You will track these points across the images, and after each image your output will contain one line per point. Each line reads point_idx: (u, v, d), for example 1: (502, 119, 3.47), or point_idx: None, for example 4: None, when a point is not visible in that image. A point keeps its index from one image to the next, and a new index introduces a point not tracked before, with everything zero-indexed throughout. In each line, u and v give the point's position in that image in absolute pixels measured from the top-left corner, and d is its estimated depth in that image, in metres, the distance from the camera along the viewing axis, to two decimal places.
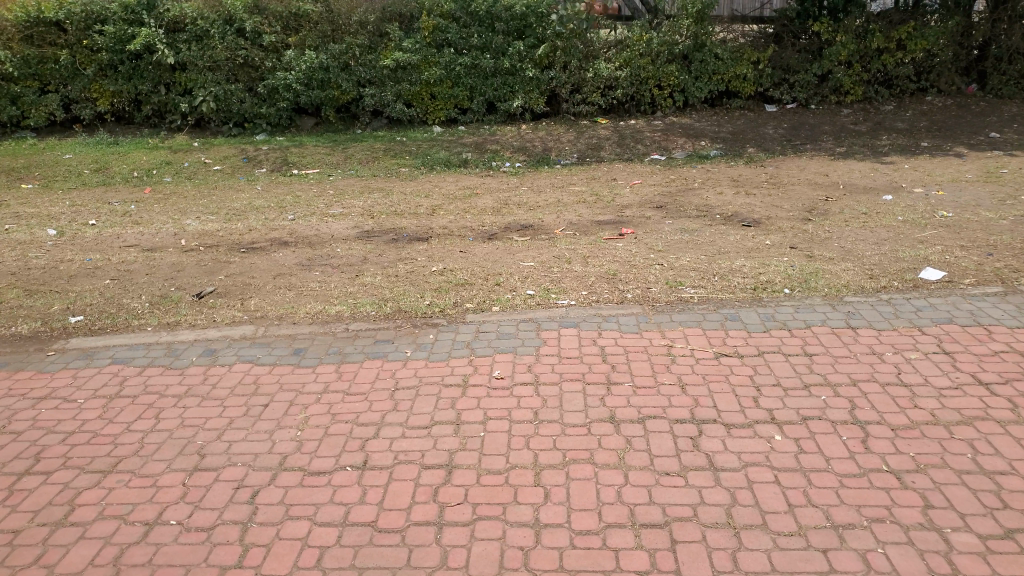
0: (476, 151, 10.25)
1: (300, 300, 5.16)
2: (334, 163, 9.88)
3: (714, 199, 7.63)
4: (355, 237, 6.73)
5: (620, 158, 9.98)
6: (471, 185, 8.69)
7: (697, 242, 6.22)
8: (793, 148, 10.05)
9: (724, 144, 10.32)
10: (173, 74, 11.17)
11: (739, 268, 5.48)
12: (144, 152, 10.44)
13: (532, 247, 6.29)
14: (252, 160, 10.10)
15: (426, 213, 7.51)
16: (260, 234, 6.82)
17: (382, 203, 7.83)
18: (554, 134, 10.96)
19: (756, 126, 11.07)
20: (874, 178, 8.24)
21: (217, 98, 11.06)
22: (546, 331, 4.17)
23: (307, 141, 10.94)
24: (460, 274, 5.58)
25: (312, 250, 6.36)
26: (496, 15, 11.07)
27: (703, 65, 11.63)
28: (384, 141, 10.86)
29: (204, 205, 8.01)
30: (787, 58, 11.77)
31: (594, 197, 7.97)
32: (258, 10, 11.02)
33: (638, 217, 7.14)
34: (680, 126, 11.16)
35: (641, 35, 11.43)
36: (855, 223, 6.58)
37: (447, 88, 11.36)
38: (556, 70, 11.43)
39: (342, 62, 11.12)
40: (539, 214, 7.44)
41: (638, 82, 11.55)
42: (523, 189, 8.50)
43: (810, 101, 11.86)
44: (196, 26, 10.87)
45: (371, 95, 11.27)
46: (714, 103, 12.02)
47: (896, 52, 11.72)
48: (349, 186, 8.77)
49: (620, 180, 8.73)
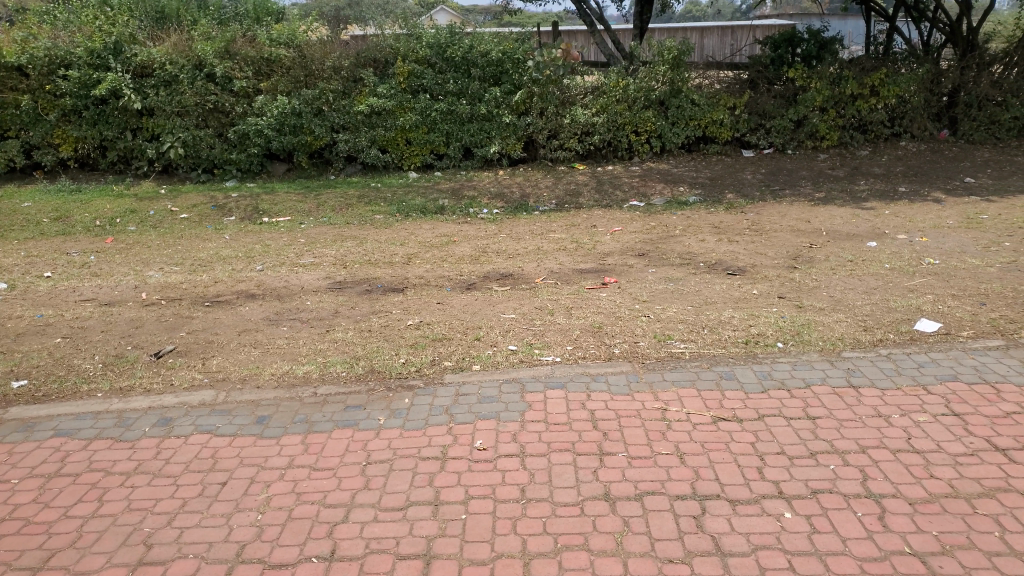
0: (452, 198, 10.04)
1: (266, 359, 4.85)
2: (306, 211, 9.61)
3: (696, 246, 7.48)
4: (328, 288, 6.44)
5: (599, 204, 9.84)
6: (448, 232, 8.47)
7: (683, 293, 6.02)
8: (772, 194, 10.00)
9: (702, 190, 10.24)
10: (140, 119, 10.89)
11: (728, 321, 5.29)
12: (108, 200, 10.09)
13: (513, 298, 6.05)
14: (221, 208, 9.79)
15: (401, 261, 7.26)
16: (227, 286, 6.51)
17: (356, 252, 7.56)
18: (531, 180, 10.81)
19: (733, 171, 11.05)
20: (856, 224, 8.17)
21: (184, 144, 10.79)
22: (530, 393, 3.88)
23: (278, 187, 10.67)
24: (437, 327, 5.30)
25: (281, 303, 6.06)
26: (472, 62, 11.08)
27: (679, 111, 11.62)
28: (358, 187, 10.63)
29: (168, 255, 7.68)
30: (763, 103, 11.83)
31: (573, 245, 7.78)
32: (229, 54, 10.86)
33: (620, 266, 6.95)
34: (657, 172, 11.08)
35: (618, 81, 11.41)
36: (841, 271, 6.46)
37: (423, 134, 11.21)
38: (533, 116, 11.35)
39: (315, 108, 10.94)
40: (518, 262, 7.22)
41: (615, 128, 11.49)
42: (501, 236, 8.29)
43: (787, 146, 11.86)
44: (164, 71, 10.63)
45: (345, 141, 11.09)
46: (691, 148, 11.99)
47: (870, 97, 11.82)
48: (321, 234, 8.49)
49: (600, 226, 8.56)
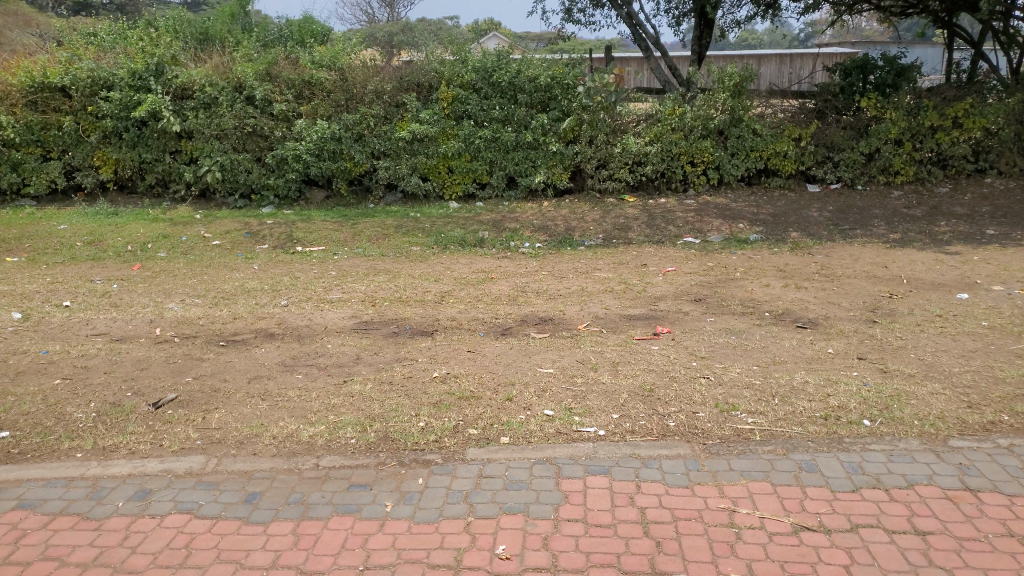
0: (492, 230, 9.52)
1: (272, 415, 4.31)
2: (342, 240, 9.22)
3: (759, 293, 6.78)
4: (352, 329, 5.92)
5: (650, 239, 9.19)
6: (486, 268, 7.92)
7: (746, 351, 5.34)
8: (841, 234, 9.25)
9: (764, 228, 9.52)
10: (180, 141, 10.69)
11: (806, 390, 4.57)
12: (143, 225, 9.81)
13: (556, 347, 5.46)
14: (255, 235, 9.44)
15: (434, 300, 6.72)
16: (247, 323, 6.06)
17: (386, 289, 7.05)
18: (578, 213, 10.20)
19: (796, 208, 10.29)
20: (941, 272, 7.41)
21: (223, 168, 10.54)
22: (567, 479, 3.26)
23: (315, 215, 10.28)
24: (463, 383, 4.68)
25: (299, 345, 5.54)
26: (520, 87, 10.62)
27: (740, 142, 10.94)
28: (397, 217, 10.16)
29: (191, 285, 7.29)
30: (832, 134, 11.08)
31: (621, 286, 7.14)
32: (270, 77, 10.63)
33: (674, 312, 6.30)
34: (714, 207, 10.38)
35: (674, 109, 10.80)
36: (930, 328, 5.71)
37: (465, 162, 10.77)
38: (580, 144, 10.80)
39: (356, 133, 10.59)
40: (559, 304, 6.60)
41: (669, 158, 10.85)
42: (544, 273, 7.70)
43: (857, 181, 11.12)
44: (204, 93, 10.45)
45: (385, 168, 10.68)
46: (750, 181, 11.32)
47: (951, 130, 11.04)
48: (354, 267, 8.02)
49: (652, 265, 7.91)
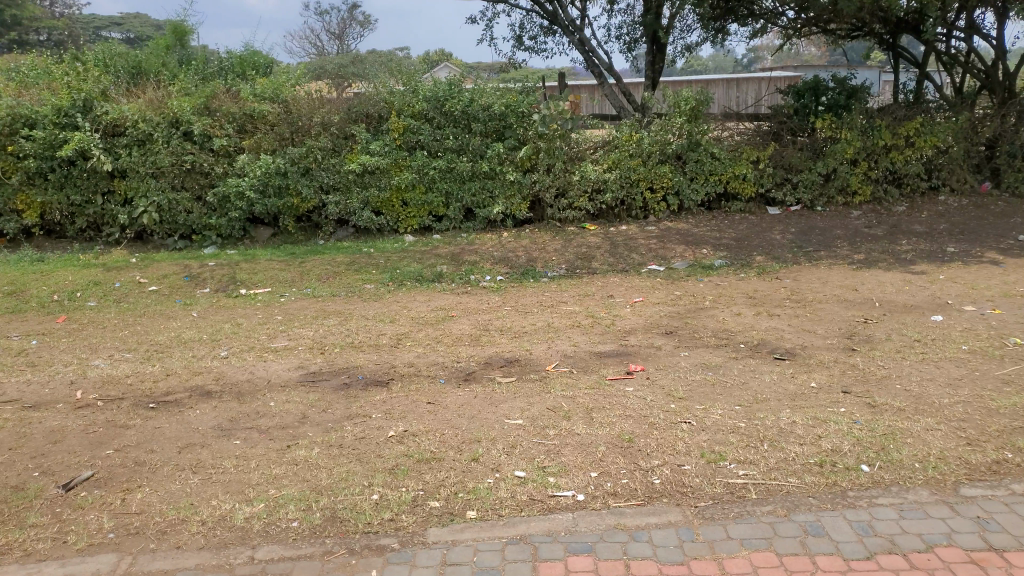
0: (450, 263, 9.09)
1: (204, 491, 3.78)
2: (289, 279, 8.72)
3: (732, 323, 6.47)
4: (299, 382, 5.40)
5: (613, 269, 8.90)
6: (444, 305, 7.46)
7: (725, 388, 4.97)
8: (806, 257, 9.07)
9: (728, 253, 9.30)
10: (111, 181, 10.04)
11: (797, 433, 4.15)
12: (72, 271, 9.13)
13: (524, 392, 5.01)
14: (195, 279, 8.84)
15: (390, 343, 6.23)
16: (181, 380, 5.50)
17: (335, 333, 6.53)
18: (538, 243, 9.85)
19: (758, 231, 10.11)
20: (911, 293, 7.21)
21: (160, 208, 9.93)
22: (546, 563, 2.95)
23: (261, 254, 9.71)
24: (422, 442, 4.20)
25: (237, 404, 5.00)
26: (473, 115, 10.28)
27: (698, 166, 10.77)
28: (348, 253, 9.66)
29: (122, 337, 6.68)
30: (790, 156, 10.95)
31: (588, 320, 6.75)
32: (209, 111, 10.13)
33: (645, 347, 5.94)
34: (675, 232, 10.13)
35: (630, 135, 10.58)
36: (910, 356, 5.43)
37: (420, 194, 10.33)
38: (539, 173, 10.48)
39: (302, 167, 10.08)
40: (523, 343, 6.18)
41: (628, 185, 10.59)
42: (505, 309, 7.28)
43: (816, 203, 11.03)
44: (136, 129, 9.83)
45: (335, 203, 10.19)
46: (710, 206, 11.12)
47: (904, 149, 11.04)
48: (301, 310, 7.48)
49: (617, 296, 7.55)
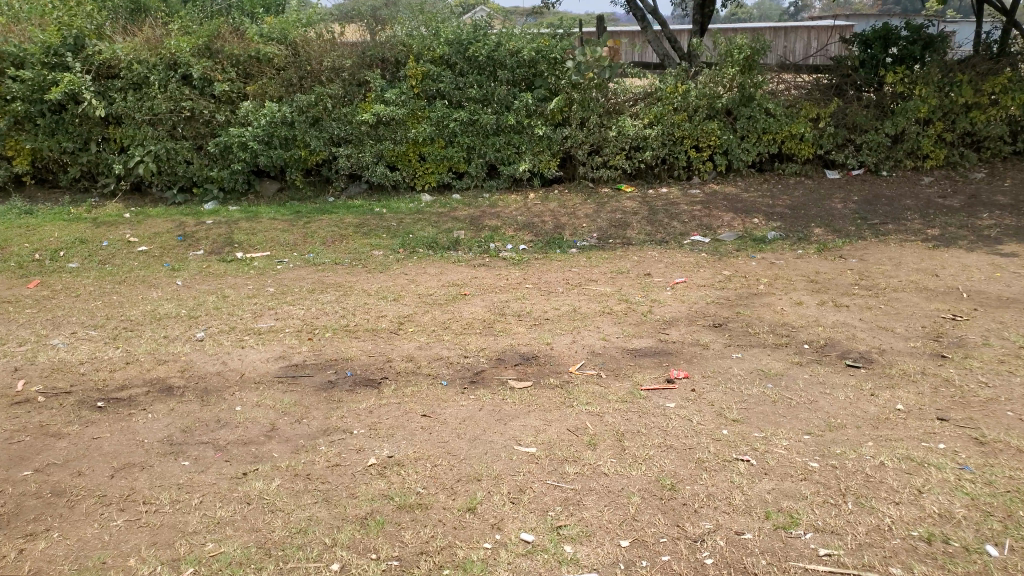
0: (469, 228, 8.19)
1: (124, 542, 2.94)
2: (291, 242, 7.93)
3: (791, 316, 5.48)
4: (275, 377, 4.59)
5: (651, 239, 7.92)
6: (456, 280, 6.56)
7: (789, 410, 4.01)
8: (872, 230, 7.99)
9: (782, 223, 8.23)
10: (107, 128, 9.21)
11: (890, 484, 3.25)
12: (60, 225, 8.35)
13: (540, 406, 4.07)
14: (189, 238, 8.05)
15: (389, 329, 5.36)
16: (140, 370, 4.67)
17: (326, 313, 5.69)
18: (568, 206, 8.87)
19: (817, 198, 8.98)
20: (1007, 282, 6.12)
21: (157, 158, 9.10)
22: None
23: (263, 212, 8.89)
24: (408, 477, 3.35)
25: (199, 407, 4.20)
26: (499, 61, 9.22)
27: (751, 123, 9.58)
28: (358, 213, 8.80)
29: (90, 310, 5.89)
30: (854, 113, 9.75)
31: (621, 306, 5.77)
32: (209, 53, 9.18)
33: (689, 345, 4.99)
34: (723, 197, 9.04)
35: (675, 87, 9.44)
36: (1018, 371, 4.44)
37: (439, 149, 9.37)
38: (571, 127, 9.42)
39: (311, 116, 9.15)
40: (543, 333, 5.26)
41: (671, 143, 9.50)
42: (526, 287, 6.36)
43: (881, 167, 9.79)
44: (131, 72, 8.98)
45: (346, 156, 9.26)
46: (762, 167, 9.95)
47: (987, 108, 9.80)
48: (296, 281, 6.62)
49: (657, 275, 6.57)
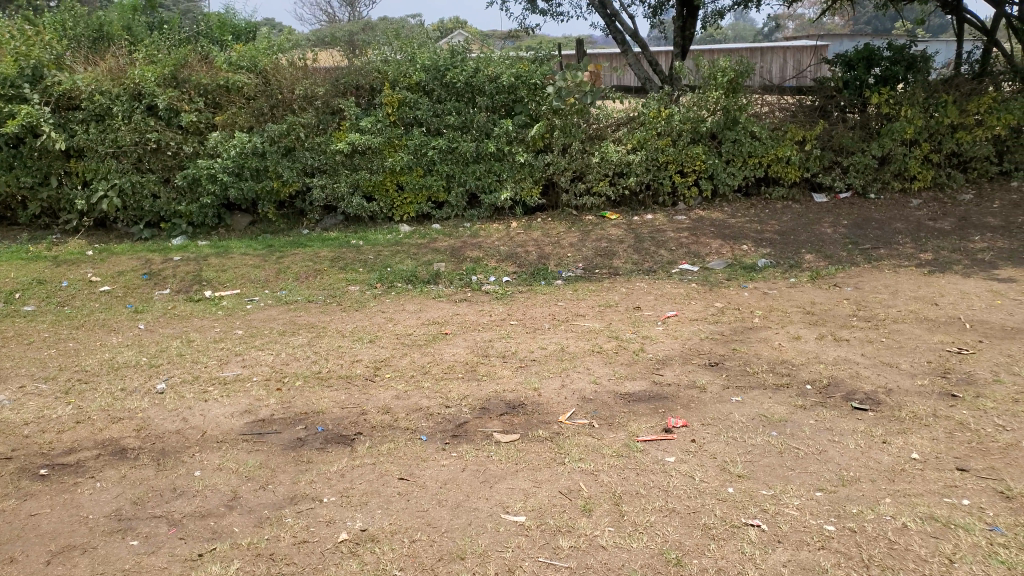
0: (449, 260, 7.88)
1: None
2: (263, 279, 7.58)
3: (791, 353, 5.20)
4: (239, 437, 4.23)
5: (638, 268, 7.65)
6: (436, 318, 6.23)
7: (798, 462, 3.69)
8: (864, 256, 7.77)
9: (773, 250, 7.99)
10: (68, 162, 8.84)
11: (918, 553, 2.95)
12: (18, 265, 7.94)
13: (530, 465, 3.73)
14: (155, 276, 7.68)
15: (365, 375, 5.02)
16: (91, 431, 4.31)
17: (298, 359, 5.35)
18: (552, 235, 8.59)
19: (806, 223, 8.76)
20: (1009, 310, 5.89)
21: (121, 192, 8.74)
22: None
23: (234, 246, 8.53)
24: (383, 557, 3.07)
25: (153, 473, 3.83)
26: (478, 87, 8.98)
27: (736, 146, 9.39)
28: (333, 246, 8.46)
29: (42, 360, 5.49)
30: (840, 136, 9.59)
31: (611, 344, 5.44)
32: (176, 82, 8.85)
33: (685, 389, 4.68)
34: (710, 223, 8.81)
35: (659, 111, 9.23)
36: None
37: (417, 178, 9.07)
38: (553, 153, 9.17)
39: (283, 146, 8.83)
40: (530, 376, 4.91)
41: (655, 168, 9.28)
42: (511, 324, 6.04)
43: (868, 189, 9.64)
44: (92, 103, 8.64)
45: (320, 187, 8.95)
46: (748, 191, 9.75)
47: (973, 128, 9.67)
48: (267, 323, 6.27)
49: (647, 308, 6.28)
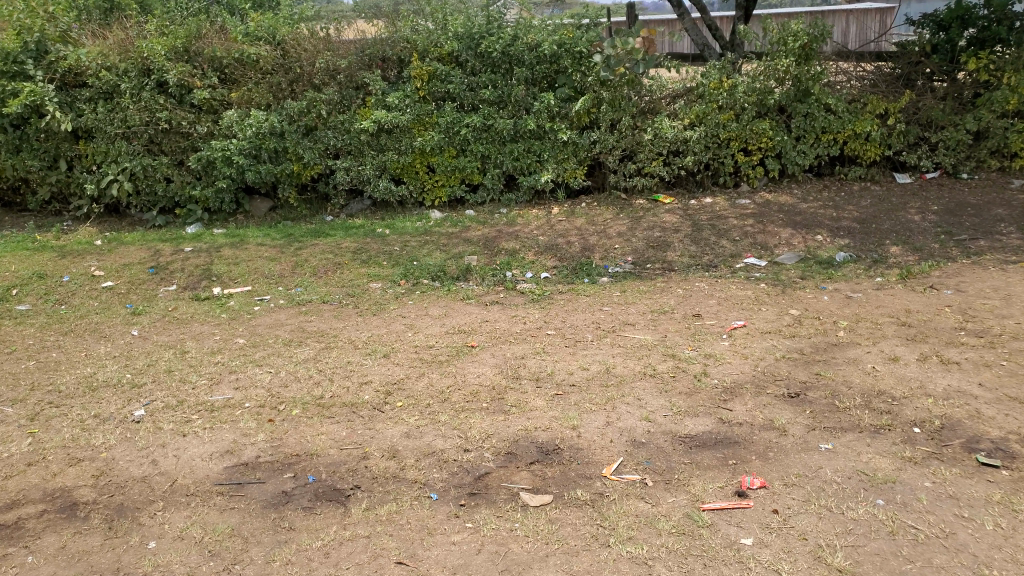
0: (483, 252, 7.05)
1: None
2: (276, 274, 6.87)
3: (889, 381, 4.23)
4: (214, 488, 3.48)
5: (697, 263, 6.71)
6: (463, 325, 5.42)
7: (917, 551, 2.89)
8: (962, 248, 6.70)
9: (852, 241, 6.97)
10: (77, 144, 8.24)
11: None
12: (21, 256, 7.39)
13: (563, 545, 2.99)
14: (163, 270, 7.04)
15: (374, 402, 4.27)
16: (44, 476, 3.58)
17: (297, 381, 4.63)
18: (597, 222, 7.70)
19: (889, 208, 7.68)
20: None
21: (133, 177, 8.12)
22: None
23: (251, 235, 7.84)
24: None
25: (99, 543, 3.11)
26: (517, 58, 8.04)
27: (807, 121, 8.30)
28: (357, 235, 7.70)
29: (17, 375, 4.84)
30: (929, 108, 8.45)
31: (668, 366, 4.55)
32: (188, 56, 8.15)
33: (759, 432, 3.79)
34: (777, 208, 7.80)
35: (720, 81, 8.19)
36: None
37: (450, 158, 8.24)
38: (600, 130, 8.22)
39: (304, 126, 8.07)
40: (568, 410, 4.05)
41: (715, 146, 8.27)
42: (548, 335, 5.19)
43: (960, 168, 8.51)
44: (100, 81, 8.00)
45: (345, 170, 8.18)
46: (821, 172, 8.67)
47: None
48: (273, 329, 5.56)
49: (709, 316, 5.38)
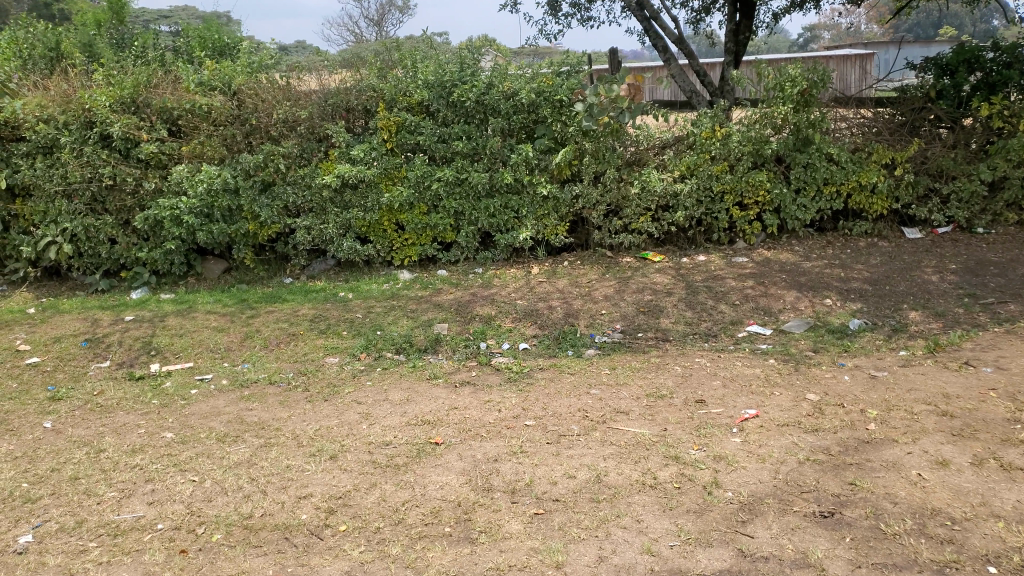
0: (456, 320, 6.30)
1: None
2: (223, 347, 6.08)
3: (941, 495, 3.46)
4: None
5: (695, 332, 5.99)
6: (426, 415, 4.62)
7: None
8: (990, 314, 6.02)
9: (865, 305, 6.28)
10: (13, 203, 7.50)
11: None
12: None
13: None
14: (97, 343, 6.25)
15: (313, 525, 3.49)
16: None
17: (223, 494, 3.82)
18: (582, 284, 7.00)
19: (902, 267, 7.03)
20: None
21: (75, 238, 7.38)
22: None
23: (201, 301, 7.09)
24: None
25: None
26: (492, 107, 7.41)
27: (807, 173, 7.68)
28: (317, 300, 6.96)
29: None
30: (938, 158, 7.85)
31: (670, 472, 3.77)
32: (135, 106, 7.45)
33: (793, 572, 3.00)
34: (779, 267, 7.13)
35: (713, 131, 7.60)
36: None
37: (421, 215, 7.56)
38: (583, 184, 7.57)
39: (261, 180, 7.37)
40: (549, 540, 3.27)
41: (708, 200, 7.65)
42: (525, 427, 4.41)
43: (975, 222, 7.92)
44: (38, 134, 7.30)
45: (305, 229, 7.47)
46: (822, 227, 8.05)
47: None
48: (206, 420, 4.76)
49: (713, 402, 4.62)
